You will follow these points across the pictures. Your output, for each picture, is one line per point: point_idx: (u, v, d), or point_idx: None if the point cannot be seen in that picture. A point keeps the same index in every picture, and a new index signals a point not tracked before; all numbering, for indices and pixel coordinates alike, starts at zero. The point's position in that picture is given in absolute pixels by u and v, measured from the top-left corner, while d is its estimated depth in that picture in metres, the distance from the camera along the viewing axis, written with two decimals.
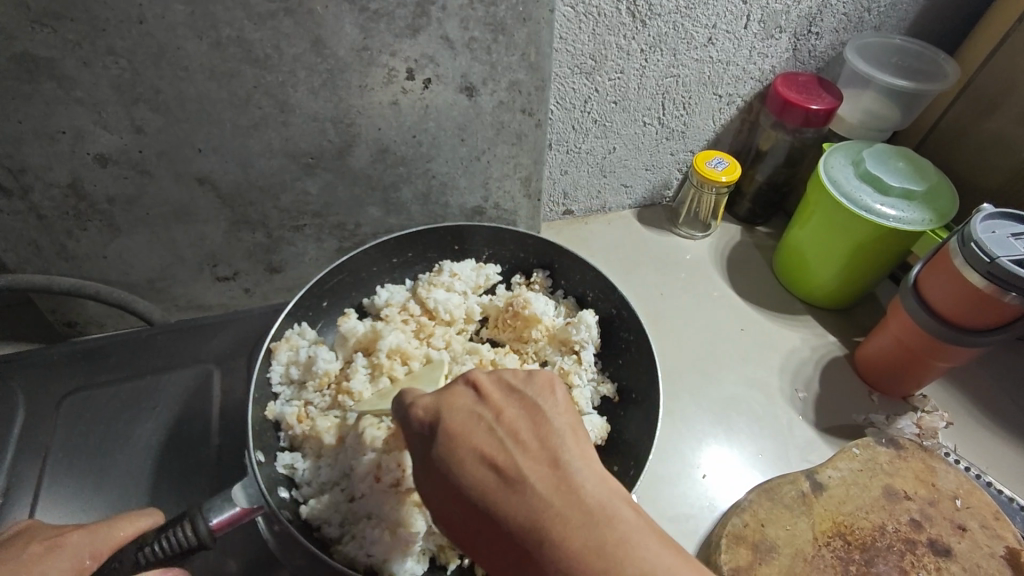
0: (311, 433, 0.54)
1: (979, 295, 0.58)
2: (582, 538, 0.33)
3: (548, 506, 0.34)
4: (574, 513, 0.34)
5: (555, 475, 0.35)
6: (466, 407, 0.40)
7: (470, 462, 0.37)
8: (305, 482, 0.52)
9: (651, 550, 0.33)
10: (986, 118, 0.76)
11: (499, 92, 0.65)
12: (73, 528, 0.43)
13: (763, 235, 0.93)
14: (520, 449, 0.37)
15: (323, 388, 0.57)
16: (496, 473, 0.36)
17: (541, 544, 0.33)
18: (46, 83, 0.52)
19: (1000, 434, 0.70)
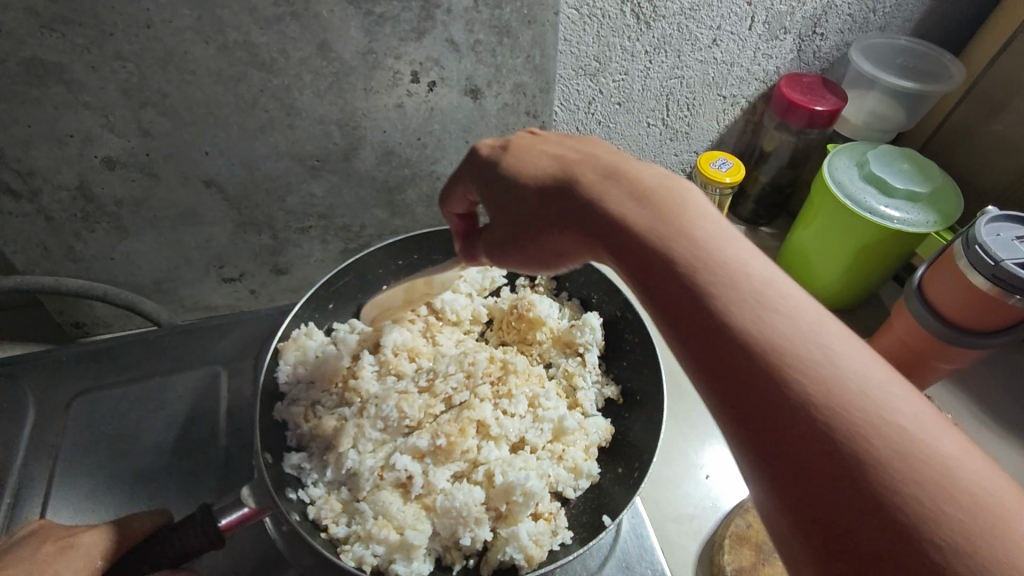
0: (319, 432, 0.54)
1: (984, 297, 0.58)
2: (756, 293, 0.32)
3: (727, 256, 0.34)
4: (751, 261, 0.34)
5: (720, 239, 0.35)
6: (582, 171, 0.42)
7: (614, 196, 0.39)
8: (311, 484, 0.53)
9: (815, 313, 0.31)
10: (991, 119, 0.76)
11: (503, 95, 0.66)
12: (84, 529, 0.44)
13: (766, 236, 0.93)
14: (665, 201, 0.37)
15: (330, 386, 0.57)
16: (645, 207, 0.37)
17: (715, 290, 0.33)
18: (55, 87, 0.52)
19: (1003, 435, 0.70)
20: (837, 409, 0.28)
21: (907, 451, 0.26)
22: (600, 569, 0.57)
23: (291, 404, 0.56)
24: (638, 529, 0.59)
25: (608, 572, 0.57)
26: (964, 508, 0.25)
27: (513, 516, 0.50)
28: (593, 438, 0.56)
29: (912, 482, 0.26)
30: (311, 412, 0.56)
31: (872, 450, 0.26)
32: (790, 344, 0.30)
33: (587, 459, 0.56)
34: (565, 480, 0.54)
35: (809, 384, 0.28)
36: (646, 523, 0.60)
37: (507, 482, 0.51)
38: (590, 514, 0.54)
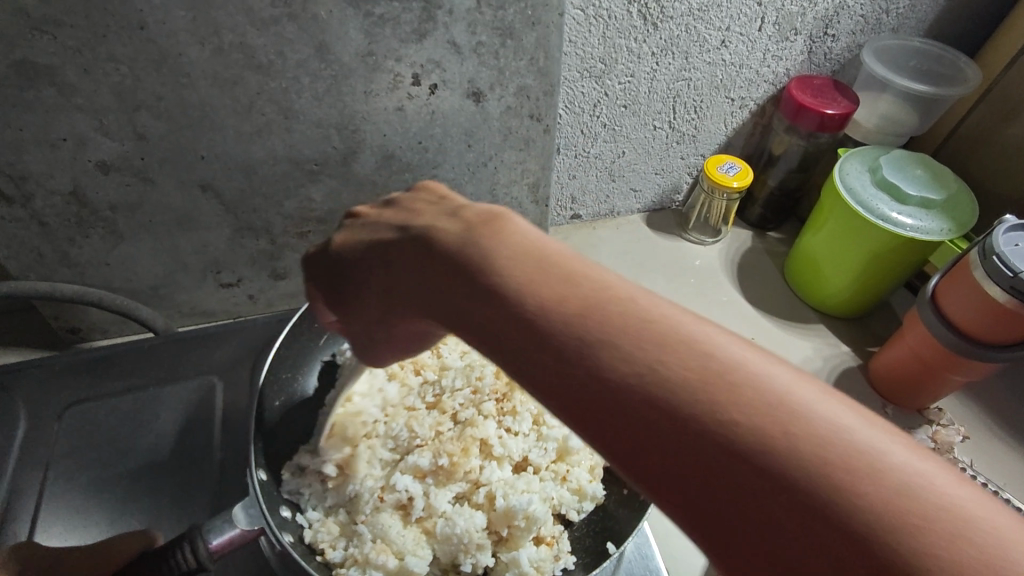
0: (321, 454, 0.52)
1: (1001, 310, 0.56)
2: (629, 324, 0.29)
3: (584, 297, 0.30)
4: (602, 295, 0.30)
5: (584, 276, 0.31)
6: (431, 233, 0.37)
7: (466, 258, 0.33)
8: (310, 507, 0.50)
9: (692, 324, 0.29)
10: (1007, 124, 0.74)
11: (506, 97, 0.64)
12: (72, 555, 0.42)
13: (774, 241, 0.92)
14: (517, 248, 0.33)
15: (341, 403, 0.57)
16: (506, 261, 0.32)
17: (584, 336, 0.29)
18: (46, 90, 0.51)
19: (1017, 449, 0.69)
20: (753, 415, 0.25)
21: (851, 464, 0.24)
22: None
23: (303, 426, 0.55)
24: (642, 549, 0.57)
25: None
26: (923, 511, 0.23)
27: (514, 541, 0.49)
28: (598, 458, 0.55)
29: (870, 494, 0.23)
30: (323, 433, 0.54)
31: (807, 468, 0.24)
32: (683, 368, 0.27)
33: (592, 480, 0.54)
34: (569, 502, 0.52)
35: (711, 413, 0.25)
36: (652, 544, 0.57)
37: (508, 506, 0.49)
38: (592, 538, 0.52)
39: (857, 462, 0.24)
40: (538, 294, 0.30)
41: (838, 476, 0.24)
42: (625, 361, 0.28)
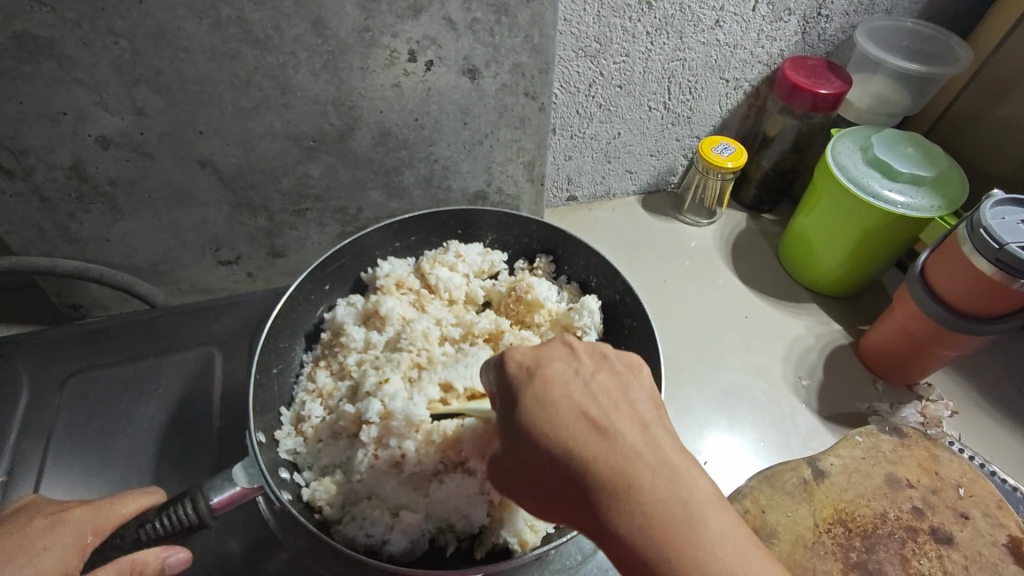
0: (316, 415, 0.55)
1: (989, 282, 0.57)
2: (649, 502, 0.35)
3: (636, 452, 0.37)
4: (657, 471, 0.37)
5: (641, 434, 0.39)
6: (560, 365, 0.43)
7: (565, 413, 0.40)
8: (306, 466, 0.53)
9: (687, 485, 0.36)
10: (998, 103, 0.75)
11: (502, 75, 0.65)
12: (77, 504, 0.43)
13: (769, 222, 0.92)
14: (609, 403, 0.40)
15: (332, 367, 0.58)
16: (584, 422, 0.39)
17: (620, 490, 0.36)
18: (47, 63, 0.51)
19: (1003, 422, 0.70)
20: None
21: None
22: (594, 553, 0.55)
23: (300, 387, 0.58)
24: None
25: (603, 556, 0.55)
26: None
27: (507, 501, 0.51)
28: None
29: None
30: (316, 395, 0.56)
31: None
32: (680, 526, 0.35)
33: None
34: None
35: (679, 559, 0.34)
36: None
37: None
38: None
39: None
40: (600, 451, 0.37)
41: None
42: (618, 505, 0.36)
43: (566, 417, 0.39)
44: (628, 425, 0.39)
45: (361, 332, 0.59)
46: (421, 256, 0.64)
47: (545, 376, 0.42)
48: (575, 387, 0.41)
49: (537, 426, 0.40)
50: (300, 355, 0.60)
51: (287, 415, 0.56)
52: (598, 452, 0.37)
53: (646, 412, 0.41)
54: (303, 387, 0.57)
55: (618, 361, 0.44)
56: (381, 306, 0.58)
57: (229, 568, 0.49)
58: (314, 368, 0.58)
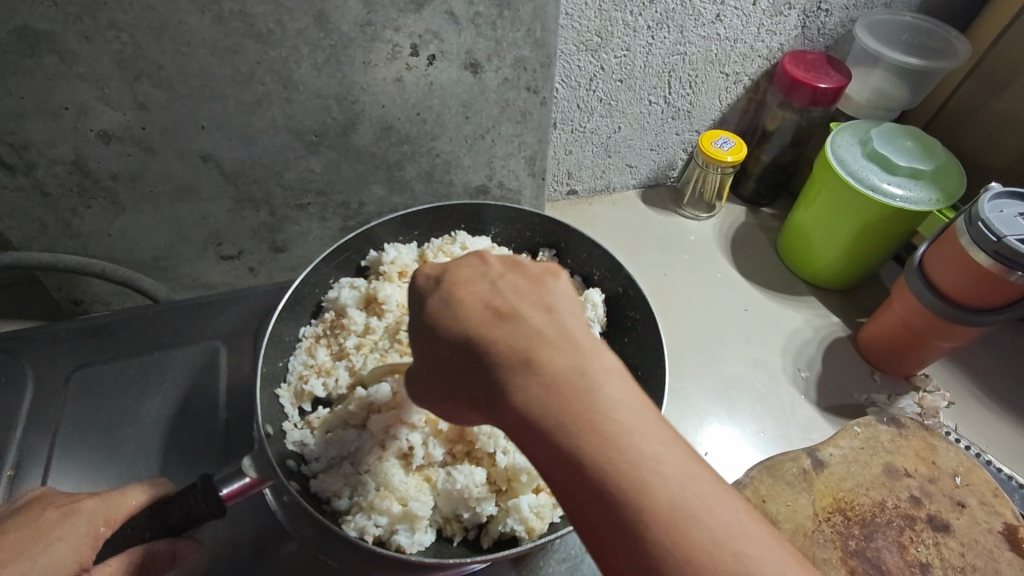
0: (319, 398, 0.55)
1: (986, 274, 0.58)
2: (549, 371, 0.32)
3: (535, 336, 0.35)
4: (561, 343, 0.34)
5: (551, 320, 0.36)
6: (470, 270, 0.41)
7: (472, 300, 0.38)
8: (314, 457, 0.52)
9: (605, 380, 0.32)
10: (995, 97, 0.75)
11: (503, 69, 0.65)
12: (88, 495, 0.44)
13: (768, 216, 0.93)
14: (515, 295, 0.38)
15: (335, 352, 0.58)
16: (488, 309, 0.37)
17: (523, 367, 0.33)
18: (48, 57, 0.51)
19: (999, 413, 0.71)
20: (613, 460, 0.30)
21: (647, 477, 0.29)
22: None
23: (299, 365, 0.57)
24: None
25: None
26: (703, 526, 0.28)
27: (514, 492, 0.51)
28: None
29: (665, 526, 0.28)
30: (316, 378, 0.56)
31: (616, 466, 0.29)
32: (585, 426, 0.31)
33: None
34: None
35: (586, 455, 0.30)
36: None
37: (511, 465, 0.51)
38: None
39: (674, 481, 0.29)
40: (514, 334, 0.35)
41: (621, 457, 0.29)
42: (512, 368, 0.33)
43: (467, 321, 0.37)
44: (533, 311, 0.36)
45: (361, 316, 0.59)
46: (425, 244, 0.64)
47: (453, 280, 0.40)
48: (482, 285, 0.39)
49: (447, 320, 0.38)
50: (300, 327, 0.59)
51: (286, 394, 0.55)
52: (504, 335, 0.35)
53: (562, 301, 0.38)
54: (302, 361, 0.57)
55: (536, 266, 0.41)
56: (381, 292, 0.58)
57: (237, 561, 0.49)
58: (313, 344, 0.58)
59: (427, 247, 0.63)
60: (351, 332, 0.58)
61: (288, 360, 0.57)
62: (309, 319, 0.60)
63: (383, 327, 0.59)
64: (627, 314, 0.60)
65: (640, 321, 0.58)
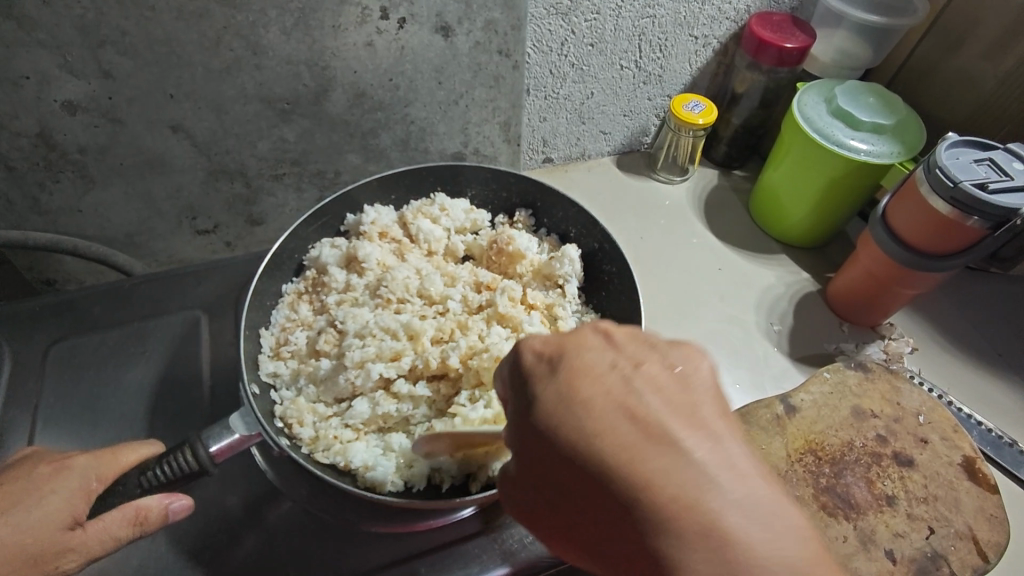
0: (299, 346, 0.55)
1: (944, 221, 0.60)
2: (666, 494, 0.33)
3: (669, 472, 0.34)
4: (662, 472, 0.34)
5: (707, 445, 0.35)
6: (594, 355, 0.39)
7: (601, 407, 0.36)
8: (286, 390, 0.53)
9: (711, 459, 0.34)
10: (953, 53, 0.78)
11: (475, 32, 0.65)
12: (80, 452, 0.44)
13: (739, 179, 0.95)
14: (666, 404, 0.36)
15: (316, 305, 0.59)
16: (631, 423, 0.35)
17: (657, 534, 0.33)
18: (5, 23, 0.50)
19: (958, 357, 0.74)
20: None
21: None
22: None
23: (280, 314, 0.57)
24: None
25: None
26: None
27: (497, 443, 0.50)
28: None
29: None
30: (294, 327, 0.57)
31: None
32: (689, 514, 0.33)
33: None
34: None
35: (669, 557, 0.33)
36: None
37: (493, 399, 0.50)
38: None
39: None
40: (621, 434, 0.35)
41: None
42: (668, 526, 0.33)
43: (569, 439, 0.36)
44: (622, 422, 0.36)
45: (342, 275, 0.59)
46: (404, 206, 0.64)
47: (569, 371, 0.38)
48: (613, 381, 0.38)
49: (554, 431, 0.36)
50: (282, 285, 0.59)
51: (268, 338, 0.56)
52: (630, 461, 0.34)
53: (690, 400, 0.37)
54: (285, 315, 0.57)
55: (671, 371, 0.38)
56: (361, 251, 0.58)
57: (229, 520, 0.50)
58: (296, 299, 0.59)
59: (407, 208, 0.64)
60: (335, 284, 0.59)
61: (271, 315, 0.57)
62: (292, 276, 0.60)
63: (365, 278, 0.59)
64: (604, 269, 0.61)
65: (617, 275, 0.60)
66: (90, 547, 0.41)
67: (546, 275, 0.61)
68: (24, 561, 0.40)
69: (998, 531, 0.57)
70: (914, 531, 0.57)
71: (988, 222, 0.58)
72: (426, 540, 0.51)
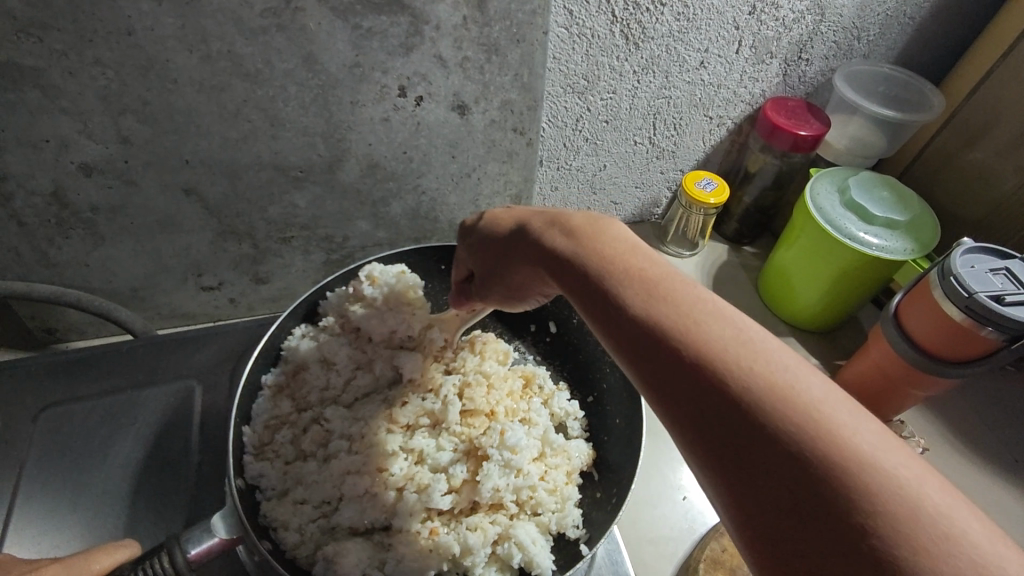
0: (285, 443, 0.54)
1: (959, 328, 0.59)
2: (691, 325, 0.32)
3: (710, 317, 0.33)
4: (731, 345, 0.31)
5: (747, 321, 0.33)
6: (620, 234, 0.41)
7: (636, 274, 0.37)
8: (270, 489, 0.51)
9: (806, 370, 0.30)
10: (967, 149, 0.78)
11: (490, 111, 0.65)
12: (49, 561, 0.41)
13: (750, 255, 0.94)
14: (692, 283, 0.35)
15: (298, 399, 0.57)
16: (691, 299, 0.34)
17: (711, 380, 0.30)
18: (31, 92, 0.51)
19: (972, 460, 0.72)
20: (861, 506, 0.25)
21: (877, 492, 0.25)
22: None
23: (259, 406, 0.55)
24: (613, 555, 0.59)
25: None
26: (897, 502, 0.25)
27: (500, 559, 0.49)
28: (575, 464, 0.55)
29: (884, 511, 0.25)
30: (274, 425, 0.55)
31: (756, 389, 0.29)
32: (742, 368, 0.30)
33: (569, 483, 0.55)
34: (548, 504, 0.52)
35: (858, 495, 0.25)
36: (622, 550, 0.60)
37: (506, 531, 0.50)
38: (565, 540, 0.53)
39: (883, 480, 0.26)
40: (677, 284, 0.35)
41: (811, 452, 0.27)
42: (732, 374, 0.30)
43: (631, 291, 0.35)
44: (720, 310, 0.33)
45: (325, 367, 0.59)
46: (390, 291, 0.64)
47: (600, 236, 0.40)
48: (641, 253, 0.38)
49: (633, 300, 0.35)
50: (261, 374, 0.57)
51: (251, 436, 0.53)
52: (715, 325, 0.32)
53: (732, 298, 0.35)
54: (267, 409, 0.55)
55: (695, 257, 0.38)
56: None
57: None
58: (277, 393, 0.57)
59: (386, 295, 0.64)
60: (317, 377, 0.58)
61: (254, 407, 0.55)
62: (271, 366, 0.58)
63: (349, 373, 0.59)
64: (607, 359, 0.62)
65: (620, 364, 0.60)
66: None
67: (538, 382, 0.61)
68: None
69: None
70: None
71: (1004, 335, 0.56)
72: None
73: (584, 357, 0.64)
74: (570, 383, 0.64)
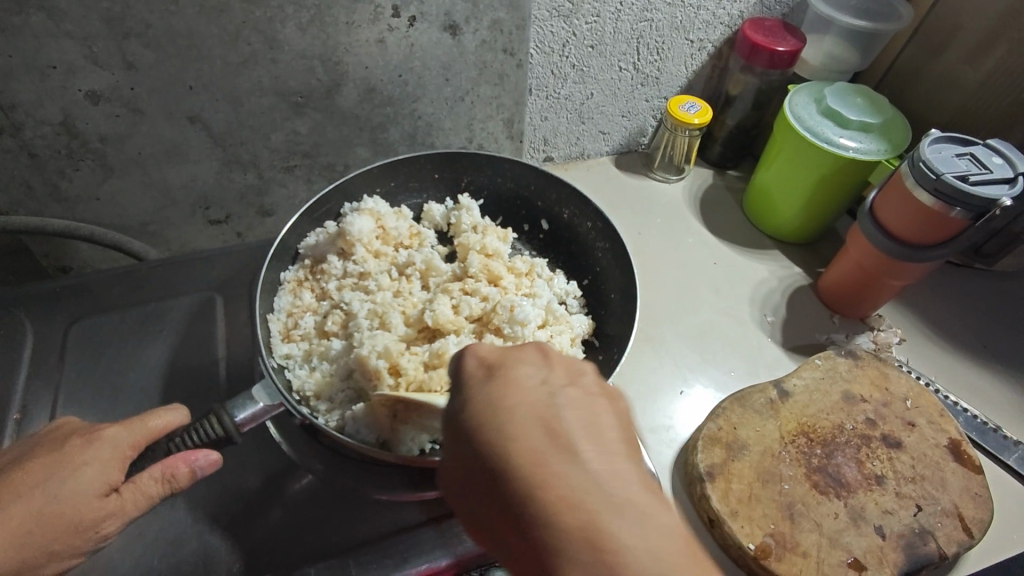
0: (308, 328, 0.59)
1: (929, 212, 0.63)
2: (557, 492, 0.32)
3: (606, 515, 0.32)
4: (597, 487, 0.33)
5: (601, 461, 0.34)
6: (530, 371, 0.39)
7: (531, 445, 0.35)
8: (299, 368, 0.56)
9: (616, 479, 0.33)
10: (935, 59, 0.82)
11: (481, 31, 0.68)
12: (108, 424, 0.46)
13: (734, 178, 0.98)
14: (578, 421, 0.36)
15: (318, 291, 0.62)
16: (545, 434, 0.35)
17: (571, 530, 0.31)
18: (36, 15, 0.52)
19: (946, 347, 0.77)
20: None
21: None
22: None
23: (281, 299, 0.60)
24: None
25: None
26: None
27: None
28: (578, 332, 0.61)
29: None
30: (296, 314, 0.60)
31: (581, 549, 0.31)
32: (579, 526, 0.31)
33: (572, 346, 0.60)
34: None
35: None
36: None
37: None
38: None
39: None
40: (557, 469, 0.33)
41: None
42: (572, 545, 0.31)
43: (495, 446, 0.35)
44: (593, 455, 0.34)
45: (340, 262, 0.63)
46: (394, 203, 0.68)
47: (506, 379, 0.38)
48: (541, 401, 0.37)
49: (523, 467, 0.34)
50: (281, 272, 0.62)
51: (276, 323, 0.58)
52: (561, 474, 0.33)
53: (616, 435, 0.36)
54: (289, 301, 0.60)
55: (591, 380, 0.39)
56: (349, 229, 0.61)
57: (246, 498, 0.52)
58: (297, 287, 0.61)
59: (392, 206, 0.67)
60: (333, 271, 0.62)
61: (275, 301, 0.60)
62: (290, 264, 0.63)
63: (361, 266, 0.63)
64: (598, 245, 0.67)
65: (612, 247, 0.65)
66: (127, 509, 0.43)
67: (538, 269, 0.65)
68: (65, 529, 0.42)
69: (983, 508, 0.59)
70: (902, 508, 0.59)
71: (971, 213, 0.61)
72: (420, 512, 0.52)
73: (576, 247, 0.69)
74: (565, 269, 0.69)
